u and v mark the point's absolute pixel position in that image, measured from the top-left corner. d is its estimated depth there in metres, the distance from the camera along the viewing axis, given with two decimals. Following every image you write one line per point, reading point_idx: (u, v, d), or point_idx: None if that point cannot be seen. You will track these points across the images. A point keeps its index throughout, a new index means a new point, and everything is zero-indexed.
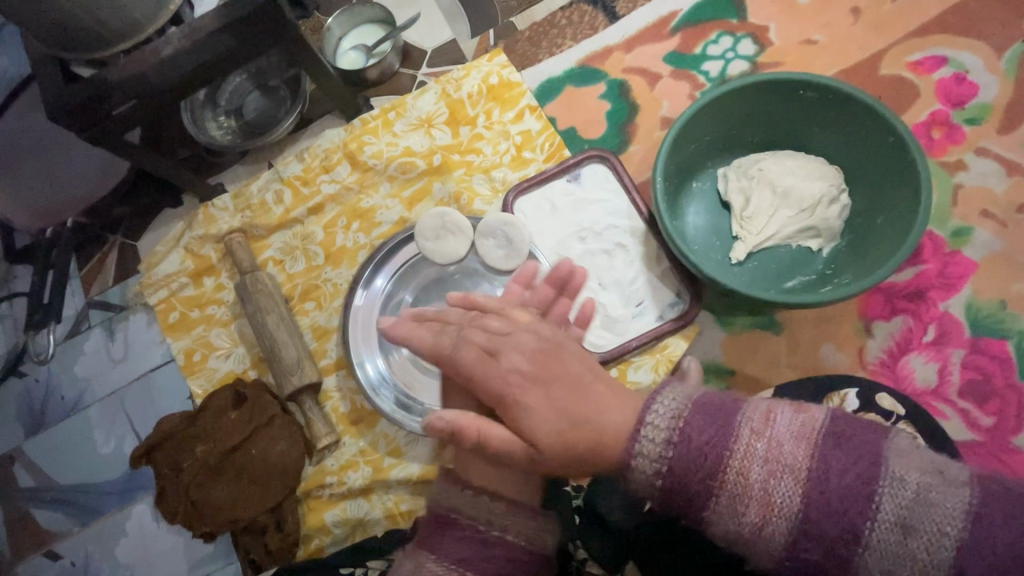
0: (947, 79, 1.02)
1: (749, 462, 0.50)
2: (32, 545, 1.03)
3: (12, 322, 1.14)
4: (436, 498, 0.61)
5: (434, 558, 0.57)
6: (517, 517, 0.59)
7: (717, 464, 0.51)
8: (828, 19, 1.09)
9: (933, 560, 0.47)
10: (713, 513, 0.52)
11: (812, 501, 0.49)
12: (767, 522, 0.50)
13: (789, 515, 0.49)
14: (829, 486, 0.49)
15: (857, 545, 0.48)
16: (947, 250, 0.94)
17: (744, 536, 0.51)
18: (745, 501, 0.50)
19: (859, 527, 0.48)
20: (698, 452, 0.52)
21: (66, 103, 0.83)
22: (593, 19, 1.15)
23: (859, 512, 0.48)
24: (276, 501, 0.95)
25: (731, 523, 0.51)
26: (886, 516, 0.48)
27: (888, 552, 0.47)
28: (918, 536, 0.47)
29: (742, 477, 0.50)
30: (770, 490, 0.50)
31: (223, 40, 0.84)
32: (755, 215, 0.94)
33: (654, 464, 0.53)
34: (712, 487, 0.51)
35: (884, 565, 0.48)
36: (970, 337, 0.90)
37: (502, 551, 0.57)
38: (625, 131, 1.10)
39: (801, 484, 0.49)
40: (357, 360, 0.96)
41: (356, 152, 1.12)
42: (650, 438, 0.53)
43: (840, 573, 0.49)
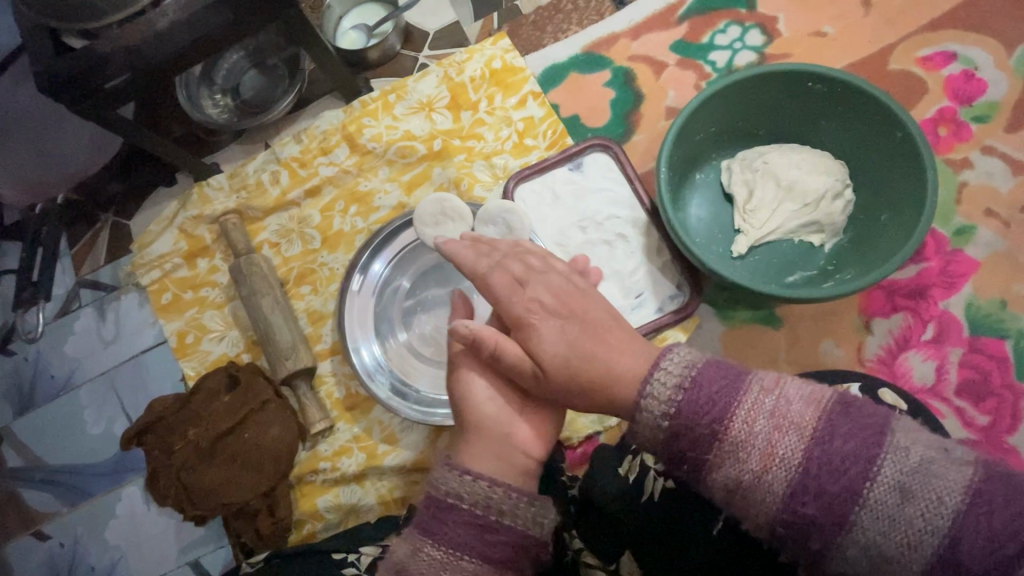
0: (956, 76, 1.01)
1: (756, 412, 0.51)
2: (19, 524, 1.02)
3: (1, 298, 1.12)
4: (434, 481, 0.61)
5: (431, 543, 0.57)
6: (517, 503, 0.58)
7: (724, 410, 0.51)
8: (838, 11, 1.07)
9: (930, 528, 0.46)
10: (713, 458, 0.52)
11: (814, 457, 0.49)
12: (765, 471, 0.50)
13: (789, 468, 0.49)
14: (832, 442, 0.49)
15: (855, 503, 0.47)
16: (949, 248, 0.93)
17: (739, 484, 0.51)
18: (747, 449, 0.50)
19: (859, 486, 0.47)
20: (706, 397, 0.52)
21: (56, 74, 0.80)
22: (600, 5, 1.13)
23: (859, 471, 0.48)
24: (267, 487, 0.94)
25: (731, 470, 0.51)
26: (886, 480, 0.47)
27: (885, 515, 0.47)
28: (917, 500, 0.46)
29: (747, 425, 0.51)
30: (773, 441, 0.50)
31: (221, 14, 0.82)
32: (758, 209, 0.93)
33: (661, 407, 0.54)
34: (716, 433, 0.51)
35: (878, 525, 0.47)
36: (969, 336, 0.90)
37: (499, 536, 0.57)
38: (629, 120, 1.08)
39: (804, 437, 0.49)
40: (352, 345, 0.95)
41: (355, 134, 1.10)
42: (660, 384, 0.54)
43: (832, 533, 0.48)
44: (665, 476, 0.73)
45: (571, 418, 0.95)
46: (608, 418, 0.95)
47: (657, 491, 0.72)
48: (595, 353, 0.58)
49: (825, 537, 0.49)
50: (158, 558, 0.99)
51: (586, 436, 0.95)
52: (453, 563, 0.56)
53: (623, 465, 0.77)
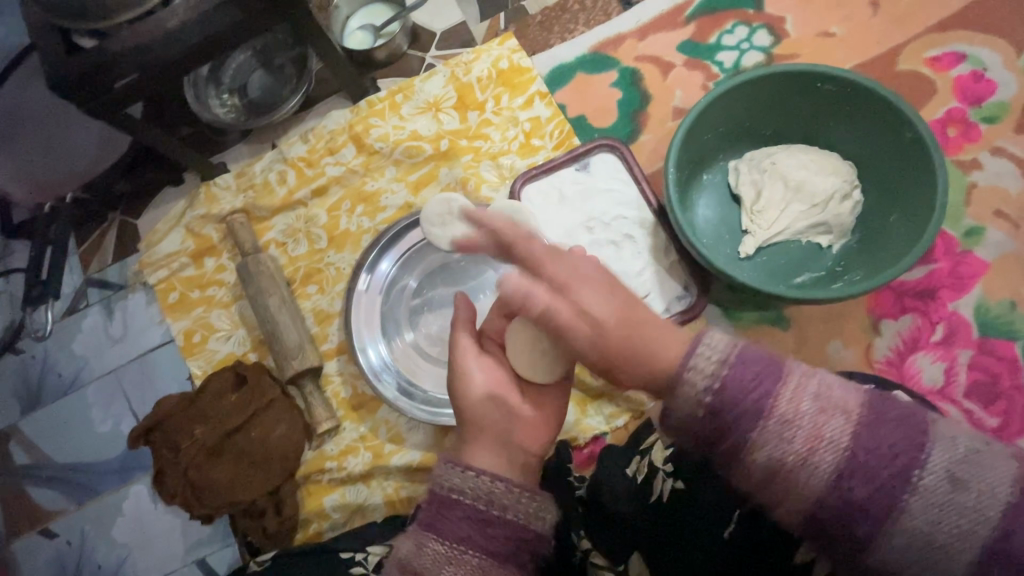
0: (965, 76, 1.01)
1: (803, 394, 0.50)
2: (26, 522, 1.02)
3: (8, 297, 1.12)
4: (436, 479, 0.61)
5: (435, 538, 0.57)
6: (518, 497, 0.59)
7: (770, 390, 0.51)
8: (846, 11, 1.07)
9: (979, 516, 0.47)
10: (758, 435, 0.50)
11: (862, 441, 0.49)
12: (814, 452, 0.49)
13: (838, 450, 0.49)
14: (880, 429, 0.49)
15: (905, 488, 0.48)
16: (958, 250, 0.93)
17: (783, 465, 0.50)
18: (795, 429, 0.50)
19: (908, 472, 0.48)
20: (752, 375, 0.51)
21: (66, 74, 0.81)
22: (607, 5, 1.13)
23: (910, 456, 0.48)
24: (274, 485, 0.94)
25: (775, 451, 0.50)
26: (937, 467, 0.48)
27: (935, 501, 0.47)
28: (968, 488, 0.47)
29: (794, 405, 0.50)
30: (820, 423, 0.49)
31: (230, 14, 0.82)
32: (765, 209, 0.93)
33: (704, 381, 0.52)
34: (762, 408, 0.50)
35: (928, 512, 0.47)
36: (978, 338, 0.89)
37: (501, 530, 0.57)
38: (636, 120, 1.08)
39: (853, 420, 0.49)
40: (359, 345, 0.95)
41: (362, 134, 1.10)
42: (702, 359, 0.53)
43: (878, 518, 0.48)
44: (675, 477, 0.72)
45: (577, 419, 0.95)
46: (614, 419, 0.95)
47: (666, 491, 0.72)
48: (604, 353, 0.58)
49: (872, 523, 0.48)
50: (164, 557, 0.99)
51: (592, 437, 0.94)
52: (456, 557, 0.56)
53: (631, 466, 0.79)
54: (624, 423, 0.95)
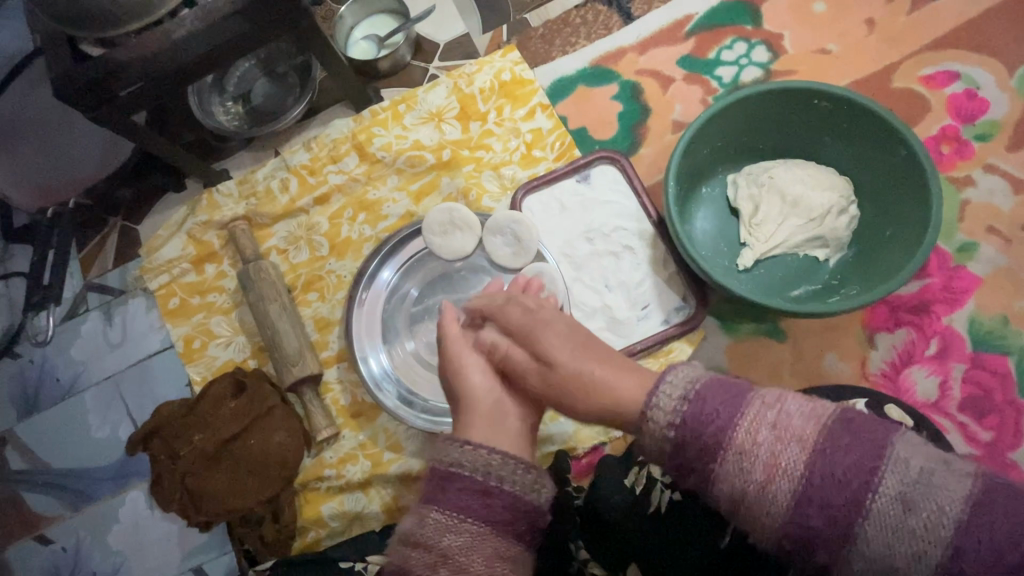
0: (959, 95, 1.03)
1: (758, 425, 0.52)
2: (21, 528, 1.02)
3: (6, 301, 1.12)
4: (437, 453, 0.62)
5: (437, 508, 0.58)
6: (515, 469, 0.60)
7: (727, 423, 0.53)
8: (842, 29, 1.09)
9: (932, 538, 0.46)
10: (718, 472, 0.53)
11: (817, 469, 0.50)
12: (769, 483, 0.51)
13: (793, 479, 0.50)
14: (832, 456, 0.50)
15: (859, 513, 0.48)
16: (952, 265, 0.95)
17: (745, 496, 0.52)
18: (751, 459, 0.51)
19: (862, 498, 0.48)
20: (710, 412, 0.54)
21: (73, 80, 0.82)
22: (608, 20, 1.15)
23: (861, 482, 0.49)
24: (272, 493, 0.94)
25: (736, 481, 0.52)
26: (889, 491, 0.48)
27: (887, 525, 0.48)
28: (918, 512, 0.47)
29: (749, 437, 0.52)
30: (776, 452, 0.51)
31: (236, 25, 0.83)
32: (763, 223, 0.94)
33: (667, 417, 0.56)
34: (719, 444, 0.53)
35: (882, 535, 0.48)
36: (972, 352, 0.91)
37: (500, 501, 0.58)
38: (636, 132, 1.09)
39: (806, 448, 0.50)
40: (360, 354, 0.95)
41: (364, 143, 1.11)
42: (664, 403, 0.56)
43: (838, 543, 0.49)
44: (672, 488, 0.73)
45: (576, 428, 0.96)
46: (613, 429, 0.95)
47: (663, 502, 0.73)
48: None
49: (831, 547, 0.49)
50: (160, 564, 0.98)
51: (591, 446, 0.95)
52: (456, 525, 0.57)
53: (628, 477, 0.78)
54: (623, 433, 0.95)
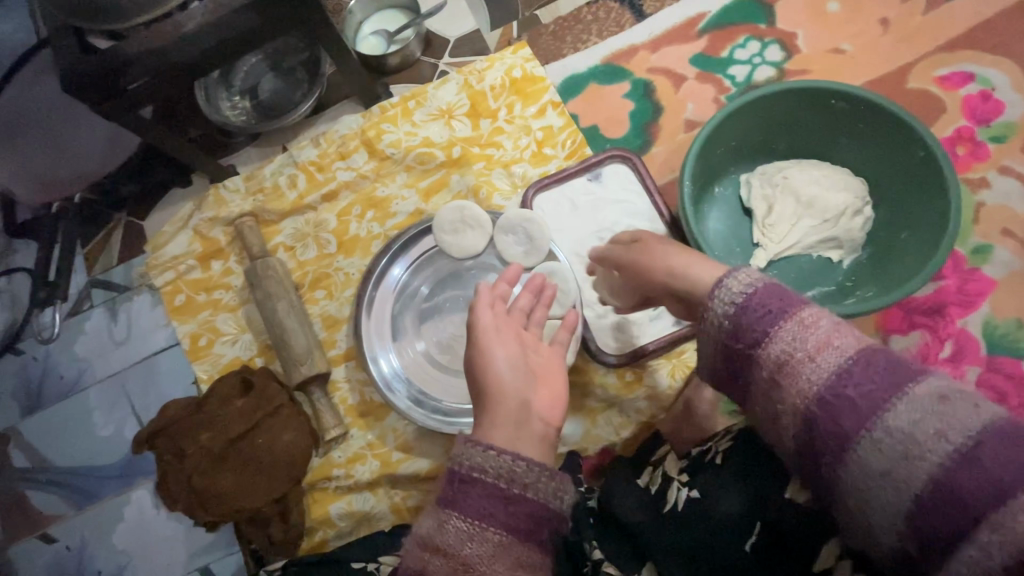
0: (974, 96, 1.02)
1: (823, 312, 0.52)
2: (24, 526, 1.01)
3: (9, 297, 1.11)
4: (456, 458, 0.61)
5: (457, 514, 0.57)
6: (538, 476, 0.59)
7: (795, 302, 0.53)
8: (856, 29, 1.08)
9: (960, 427, 0.43)
10: (771, 332, 0.53)
11: (869, 354, 0.49)
12: (817, 355, 0.50)
13: (842, 355, 0.49)
14: (885, 352, 0.49)
15: (895, 393, 0.46)
16: (966, 267, 0.94)
17: (788, 359, 0.51)
18: (809, 331, 0.51)
19: (902, 382, 0.47)
20: (779, 294, 0.54)
21: (80, 74, 0.80)
22: (619, 17, 1.14)
23: (906, 372, 0.47)
24: (280, 493, 0.93)
25: (785, 343, 0.52)
26: (929, 385, 0.46)
27: (919, 408, 0.45)
28: (956, 403, 0.44)
29: (814, 315, 0.52)
30: (833, 333, 0.51)
31: (246, 18, 0.82)
32: (776, 223, 0.93)
33: (735, 291, 0.56)
34: (782, 311, 0.53)
35: (911, 414, 0.45)
36: (986, 355, 0.90)
37: (522, 507, 0.57)
38: (648, 131, 1.08)
39: (863, 339, 0.50)
40: (370, 355, 0.94)
41: (373, 140, 1.10)
42: (736, 280, 0.56)
43: (862, 418, 0.47)
44: (689, 488, 0.74)
45: (586, 430, 0.95)
46: (623, 430, 0.94)
47: (680, 500, 0.74)
48: None
49: (858, 419, 0.47)
50: (165, 563, 0.97)
51: (601, 448, 0.94)
52: (479, 534, 0.56)
53: (642, 477, 0.82)
54: (633, 435, 0.95)
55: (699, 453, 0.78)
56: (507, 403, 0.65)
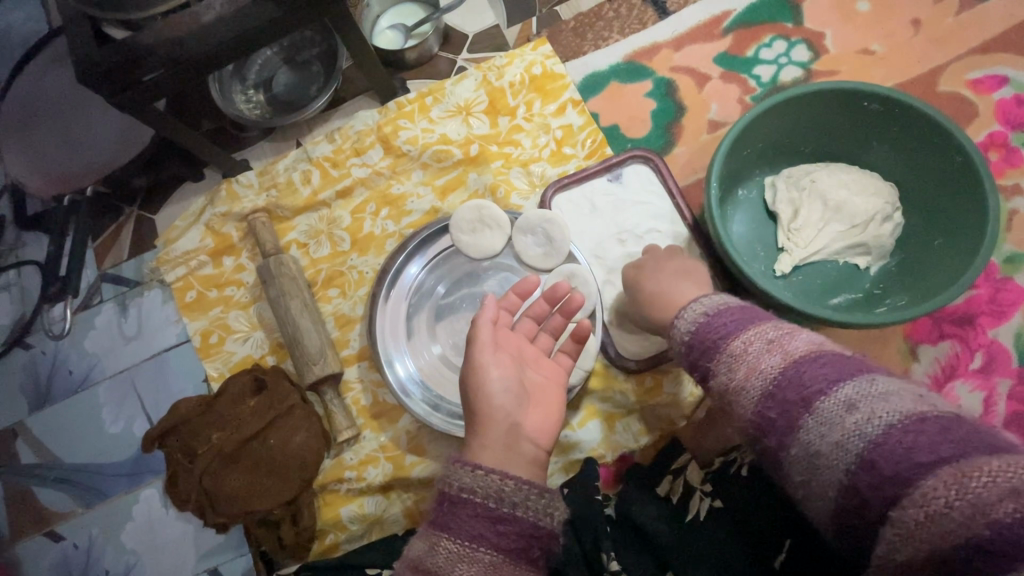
0: (1008, 100, 0.99)
1: (755, 338, 0.54)
2: (33, 524, 0.99)
3: (19, 291, 1.09)
4: (446, 478, 0.59)
5: (447, 536, 0.55)
6: (528, 494, 0.57)
7: (733, 330, 0.56)
8: (887, 29, 1.05)
9: (855, 436, 0.45)
10: (711, 366, 0.56)
11: (788, 373, 0.50)
12: (746, 382, 0.53)
13: (764, 378, 0.51)
14: (809, 366, 0.50)
15: (805, 410, 0.48)
16: (999, 276, 0.92)
17: (726, 388, 0.54)
18: (738, 361, 0.54)
19: (813, 398, 0.48)
20: (721, 324, 0.57)
21: (98, 65, 0.78)
22: (642, 14, 1.11)
23: (820, 385, 0.48)
24: (291, 495, 0.91)
25: (721, 377, 0.55)
26: (838, 396, 0.47)
27: (825, 422, 0.47)
28: (858, 413, 0.46)
29: (744, 344, 0.54)
30: (759, 357, 0.53)
31: (268, 10, 0.80)
32: (803, 228, 0.91)
33: (688, 324, 0.61)
34: (720, 343, 0.56)
35: (818, 428, 0.47)
36: (1018, 366, 0.88)
37: (512, 528, 0.55)
38: (670, 131, 1.06)
39: (787, 357, 0.51)
40: (386, 358, 0.92)
41: (390, 136, 1.08)
42: (689, 314, 0.61)
43: (782, 436, 0.50)
44: (712, 497, 0.73)
45: (605, 434, 0.93)
46: (643, 437, 0.92)
47: (702, 510, 0.73)
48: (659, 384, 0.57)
49: (779, 437, 0.50)
50: (174, 564, 0.96)
51: (619, 455, 0.92)
52: (469, 554, 0.54)
53: (663, 487, 0.80)
54: (652, 442, 0.92)
55: (723, 464, 0.76)
56: (495, 425, 0.65)
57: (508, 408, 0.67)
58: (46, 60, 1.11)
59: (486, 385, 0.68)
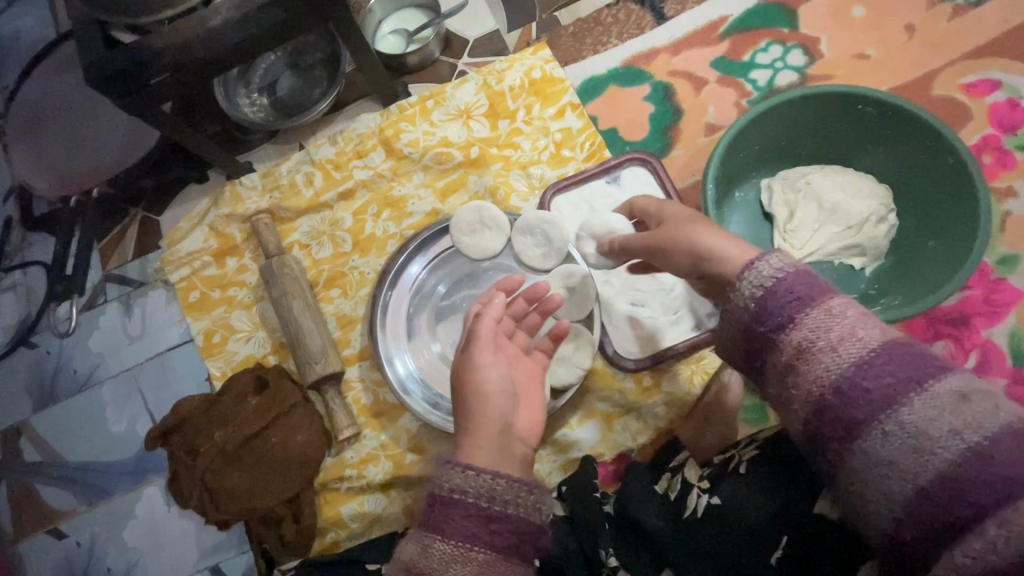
0: (1001, 103, 1.01)
1: (848, 305, 0.50)
2: (35, 522, 1.00)
3: (24, 291, 1.11)
4: (436, 480, 0.59)
5: (440, 538, 0.56)
6: (518, 492, 0.58)
7: (823, 293, 0.51)
8: (882, 34, 1.07)
9: (975, 427, 0.42)
10: (799, 318, 0.50)
11: (891, 347, 0.47)
12: (840, 343, 0.48)
13: (863, 345, 0.47)
14: (911, 347, 0.47)
15: (914, 389, 0.45)
16: (993, 277, 0.93)
17: (808, 345, 0.49)
18: (833, 322, 0.49)
19: (924, 377, 0.45)
20: (811, 282, 0.52)
21: (105, 69, 0.80)
22: (640, 19, 1.13)
23: (927, 368, 0.45)
24: (292, 493, 0.92)
25: (808, 331, 0.49)
26: (950, 381, 0.44)
27: (936, 405, 0.44)
28: (972, 404, 0.43)
29: (839, 306, 0.50)
30: (858, 325, 0.48)
31: (272, 15, 0.82)
32: (798, 228, 0.92)
33: (763, 277, 0.53)
34: (810, 299, 0.50)
35: (926, 410, 0.44)
36: (1012, 366, 0.89)
37: (504, 525, 0.56)
38: (667, 134, 1.08)
39: (887, 333, 0.48)
40: (386, 356, 0.94)
41: (391, 139, 1.09)
42: (764, 268, 0.54)
43: (876, 407, 0.45)
44: (710, 494, 0.72)
45: (603, 433, 0.94)
46: (641, 436, 0.93)
47: (700, 506, 0.72)
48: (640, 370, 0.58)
49: (869, 410, 0.45)
50: (176, 561, 0.97)
51: (617, 453, 0.93)
52: (463, 554, 0.55)
53: (660, 483, 0.82)
54: (650, 441, 0.93)
55: (722, 461, 0.77)
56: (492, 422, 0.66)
57: (503, 405, 0.67)
58: (55, 65, 1.13)
59: (482, 383, 0.69)
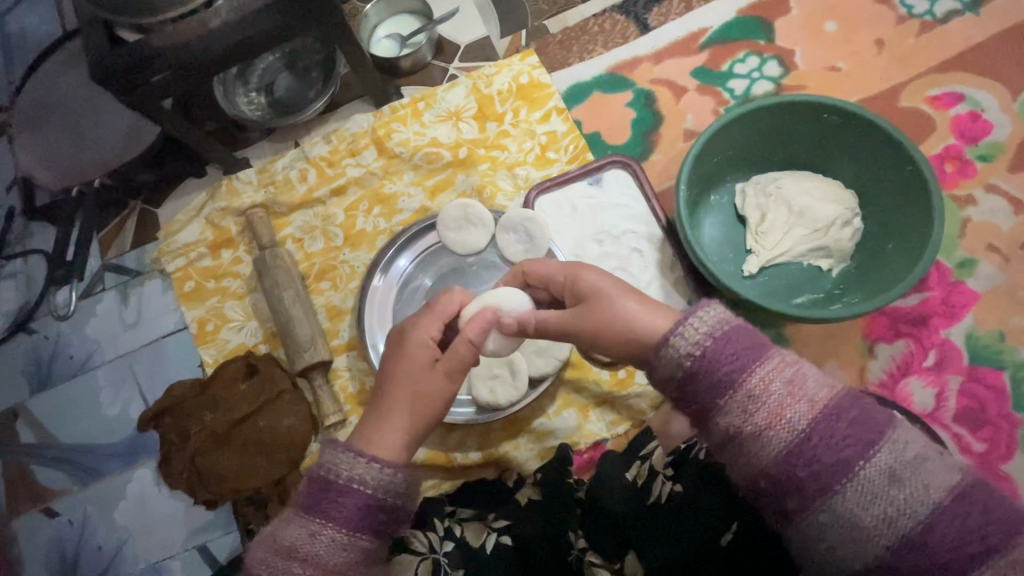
0: (963, 116, 1.06)
1: (773, 374, 0.54)
2: (29, 501, 1.03)
3: (23, 279, 1.14)
4: (331, 466, 0.60)
5: (329, 525, 0.58)
6: (404, 484, 0.62)
7: (745, 365, 0.55)
8: (853, 48, 1.12)
9: (908, 513, 0.50)
10: (720, 405, 0.55)
11: (817, 428, 0.53)
12: (767, 428, 0.53)
13: (791, 429, 0.53)
14: (838, 422, 0.53)
15: (845, 477, 0.51)
16: (951, 280, 0.97)
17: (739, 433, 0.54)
18: (757, 403, 0.54)
19: (853, 462, 0.51)
20: (731, 350, 0.56)
21: (109, 64, 0.84)
22: (624, 29, 1.18)
23: (856, 450, 0.52)
24: (279, 475, 0.95)
25: (734, 420, 0.55)
26: (879, 463, 0.51)
27: (868, 491, 0.51)
28: (902, 488, 0.50)
29: (762, 381, 0.54)
30: (783, 403, 0.53)
31: (269, 18, 0.86)
32: (769, 230, 0.97)
33: (688, 347, 0.57)
34: (731, 381, 0.55)
35: (859, 500, 0.51)
36: (968, 365, 0.93)
37: (388, 513, 0.61)
38: (648, 139, 1.12)
39: (813, 407, 0.53)
40: (370, 342, 0.98)
41: (383, 139, 1.14)
42: (686, 337, 0.58)
43: (813, 497, 0.52)
44: (673, 480, 0.78)
45: (580, 423, 0.98)
46: (616, 426, 0.97)
47: (665, 492, 0.77)
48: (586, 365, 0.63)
49: (806, 499, 0.53)
50: (165, 541, 1.00)
51: (593, 442, 0.97)
52: (349, 540, 0.59)
53: (630, 470, 0.84)
54: (625, 431, 0.97)
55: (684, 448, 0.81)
56: None
57: None
58: (62, 60, 1.18)
59: None
